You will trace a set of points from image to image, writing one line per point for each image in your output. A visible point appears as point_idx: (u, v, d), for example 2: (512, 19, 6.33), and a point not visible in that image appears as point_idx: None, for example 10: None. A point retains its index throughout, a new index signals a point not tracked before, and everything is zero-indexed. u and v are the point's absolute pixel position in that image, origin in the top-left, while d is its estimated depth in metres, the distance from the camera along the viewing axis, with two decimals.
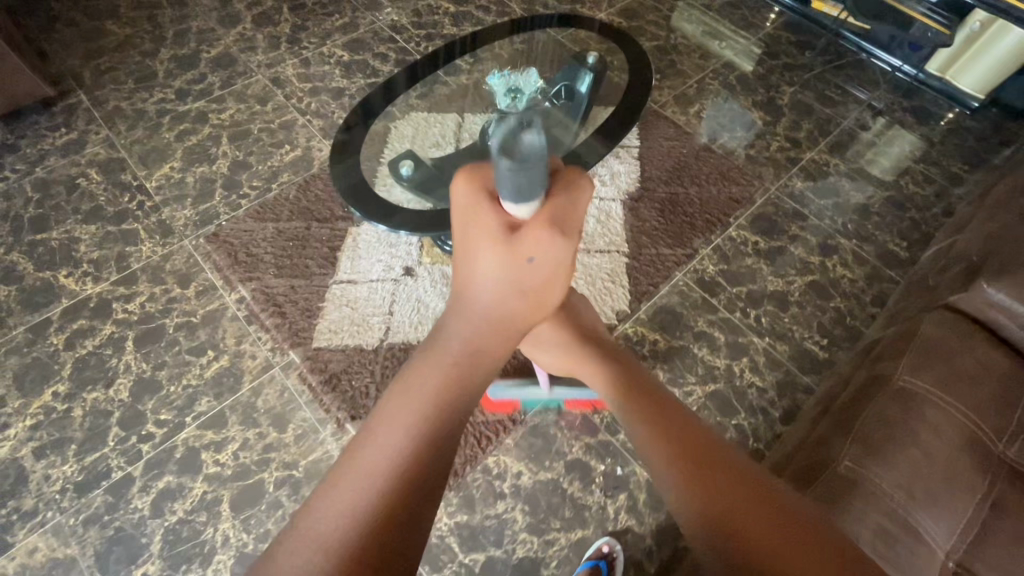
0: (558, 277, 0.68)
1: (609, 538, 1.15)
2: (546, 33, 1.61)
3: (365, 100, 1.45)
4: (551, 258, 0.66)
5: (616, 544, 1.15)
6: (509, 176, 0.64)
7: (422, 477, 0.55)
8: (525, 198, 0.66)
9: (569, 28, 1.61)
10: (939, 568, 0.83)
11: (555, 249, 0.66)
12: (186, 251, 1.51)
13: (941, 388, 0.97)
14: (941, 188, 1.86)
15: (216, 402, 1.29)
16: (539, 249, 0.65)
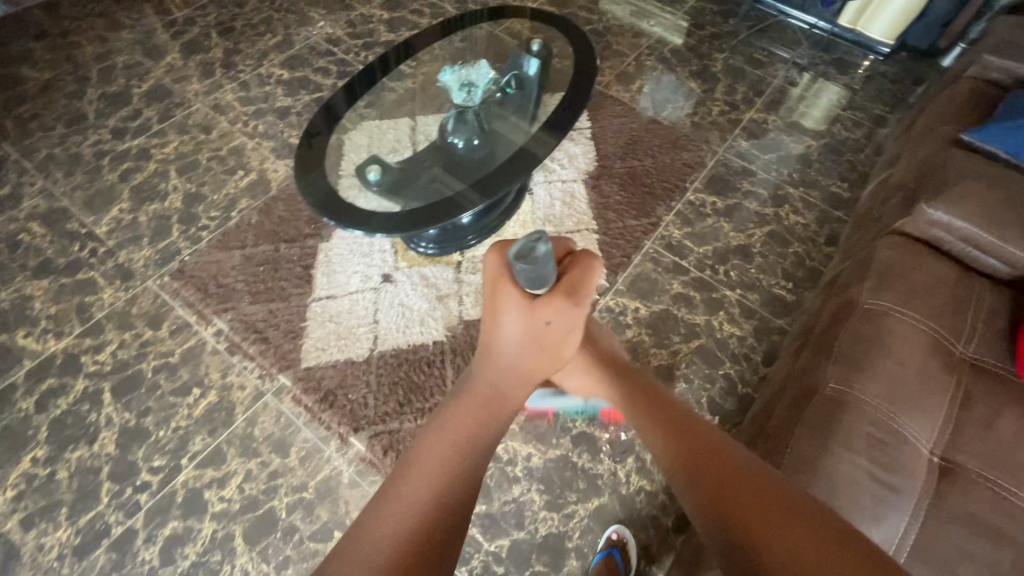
0: (565, 338, 0.71)
1: (617, 526, 1.18)
2: (481, 28, 1.64)
3: (310, 123, 1.41)
4: (569, 318, 0.69)
5: (624, 531, 1.17)
6: (526, 274, 0.64)
7: (447, 521, 0.54)
8: (541, 285, 0.66)
9: (503, 19, 1.63)
10: (926, 463, 0.91)
11: (574, 309, 0.68)
12: (152, 292, 1.45)
13: (903, 303, 1.05)
14: (870, 131, 2.00)
15: (211, 439, 1.25)
16: (556, 314, 0.68)
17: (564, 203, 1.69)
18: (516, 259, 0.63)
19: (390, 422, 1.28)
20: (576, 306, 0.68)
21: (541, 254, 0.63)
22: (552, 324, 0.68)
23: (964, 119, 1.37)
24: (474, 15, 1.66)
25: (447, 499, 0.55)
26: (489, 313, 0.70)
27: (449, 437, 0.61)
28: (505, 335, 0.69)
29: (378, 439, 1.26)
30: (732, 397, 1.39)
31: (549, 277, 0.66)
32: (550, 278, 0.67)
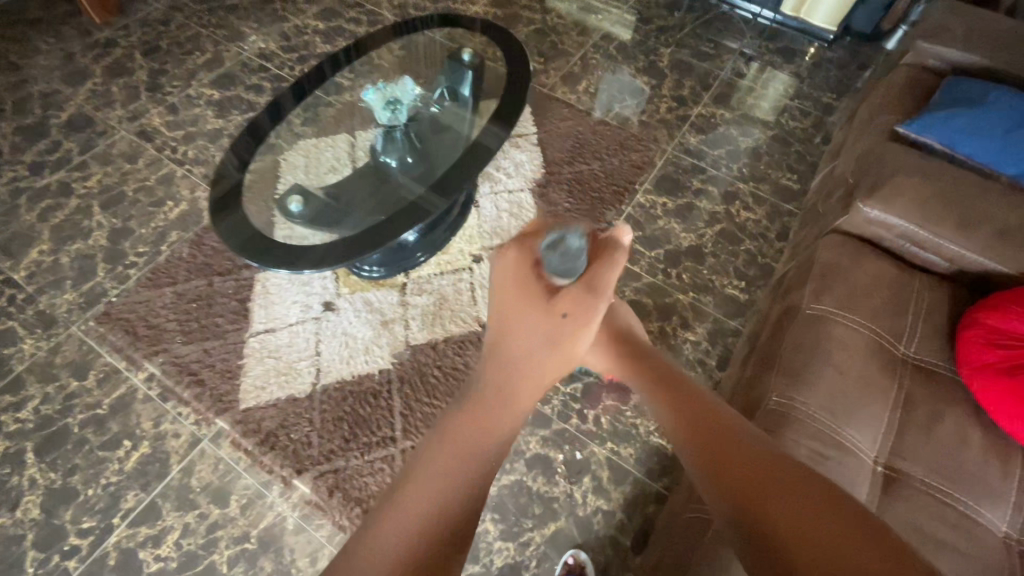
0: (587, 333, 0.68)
1: (574, 549, 1.15)
2: (427, 34, 1.57)
3: (251, 122, 1.39)
4: (585, 315, 0.67)
5: (581, 554, 1.14)
6: (556, 264, 0.69)
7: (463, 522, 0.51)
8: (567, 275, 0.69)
9: (430, 28, 1.58)
10: (870, 474, 0.89)
11: (591, 304, 0.67)
12: (76, 339, 1.37)
13: (843, 307, 1.04)
14: (818, 120, 1.99)
15: (145, 494, 1.19)
16: (576, 305, 0.67)
17: (512, 213, 1.64)
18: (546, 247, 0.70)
19: (335, 460, 1.23)
20: (595, 301, 0.67)
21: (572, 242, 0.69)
22: (569, 317, 0.67)
23: (902, 108, 1.35)
24: (428, 18, 1.60)
25: (456, 500, 0.52)
26: (506, 313, 0.68)
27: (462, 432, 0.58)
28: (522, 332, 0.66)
29: (323, 479, 1.20)
30: None
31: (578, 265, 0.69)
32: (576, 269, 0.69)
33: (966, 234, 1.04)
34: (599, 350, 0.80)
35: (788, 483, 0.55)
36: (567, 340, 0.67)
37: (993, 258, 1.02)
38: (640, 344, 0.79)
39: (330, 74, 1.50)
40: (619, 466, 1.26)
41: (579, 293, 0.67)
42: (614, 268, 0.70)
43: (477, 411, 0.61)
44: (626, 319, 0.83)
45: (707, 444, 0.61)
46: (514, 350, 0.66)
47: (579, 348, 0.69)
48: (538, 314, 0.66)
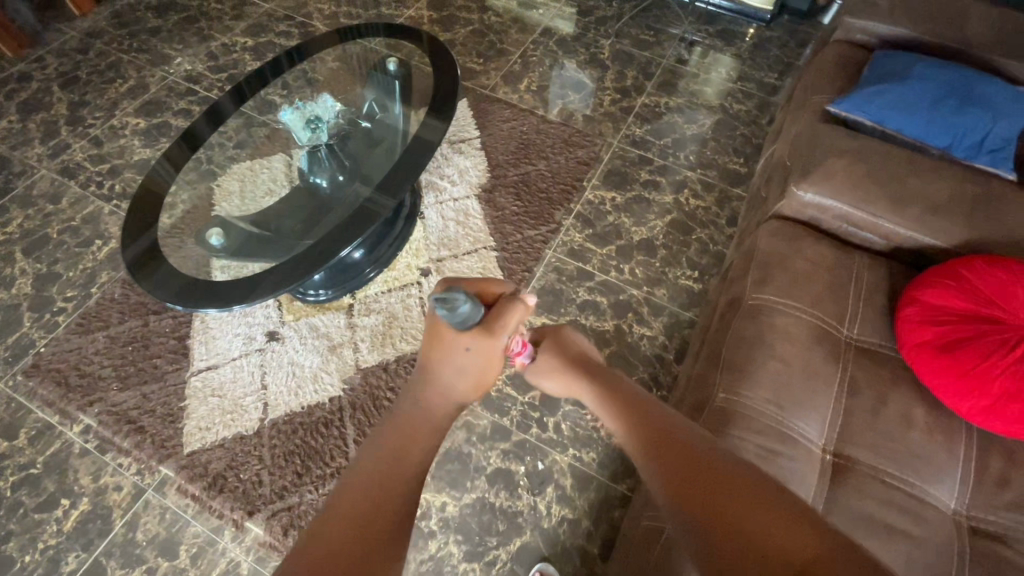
0: (491, 366, 0.72)
1: (541, 565, 1.12)
2: (361, 44, 1.51)
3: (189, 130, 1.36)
4: (487, 350, 0.70)
5: (549, 569, 1.12)
6: (455, 320, 0.67)
7: (397, 510, 0.56)
8: (473, 326, 0.68)
9: (371, 37, 1.52)
10: (819, 464, 0.88)
11: (492, 341, 0.70)
12: (4, 396, 1.29)
13: (784, 296, 1.03)
14: (762, 101, 1.99)
15: (87, 554, 1.12)
16: (477, 346, 0.69)
17: (459, 222, 1.60)
18: (436, 302, 0.64)
19: (289, 497, 1.18)
20: (494, 339, 0.70)
21: (464, 305, 0.65)
22: (473, 350, 0.70)
23: (833, 86, 1.35)
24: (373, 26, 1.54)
25: (392, 476, 0.58)
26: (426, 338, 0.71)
27: (398, 442, 0.62)
28: (444, 366, 0.70)
29: (277, 518, 1.15)
30: None
31: (478, 318, 0.68)
32: (473, 320, 0.68)
33: (898, 211, 1.04)
34: (559, 375, 0.82)
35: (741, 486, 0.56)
36: (475, 368, 0.71)
37: (926, 233, 1.02)
38: (596, 366, 0.81)
39: (257, 92, 1.45)
40: (582, 472, 1.24)
41: (481, 331, 0.69)
42: (519, 312, 0.72)
43: (410, 417, 0.67)
44: (578, 346, 0.85)
45: (657, 451, 0.64)
46: (435, 379, 0.71)
47: (489, 377, 0.74)
48: (452, 347, 0.70)
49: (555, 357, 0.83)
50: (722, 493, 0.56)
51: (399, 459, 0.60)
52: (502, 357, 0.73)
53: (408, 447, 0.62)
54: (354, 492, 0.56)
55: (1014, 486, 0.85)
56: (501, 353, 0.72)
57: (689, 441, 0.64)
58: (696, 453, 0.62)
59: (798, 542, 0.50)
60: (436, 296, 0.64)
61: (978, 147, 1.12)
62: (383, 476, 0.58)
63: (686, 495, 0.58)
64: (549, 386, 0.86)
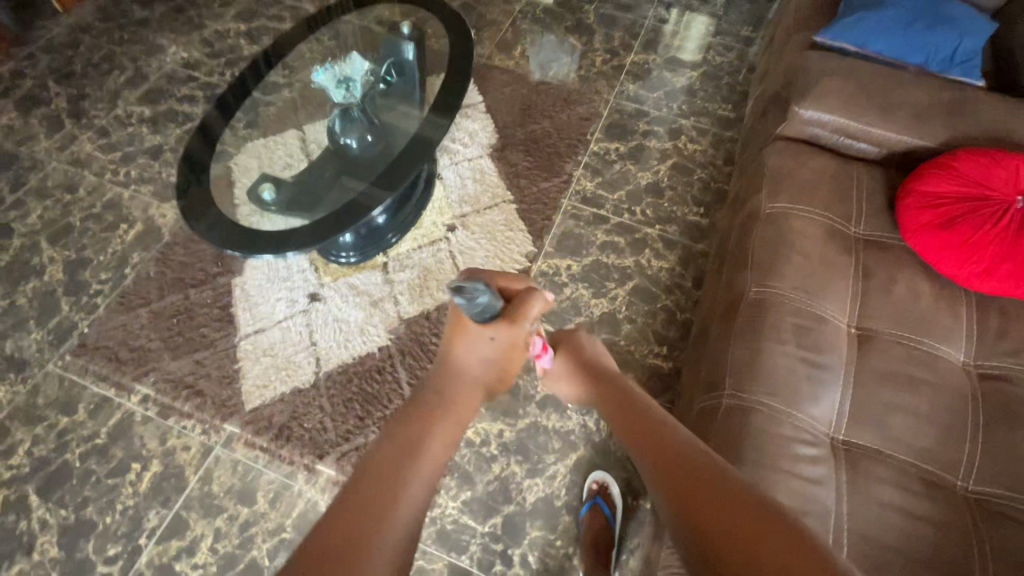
0: (510, 357, 0.72)
1: (600, 475, 1.19)
2: (343, 20, 1.59)
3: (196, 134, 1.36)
4: (510, 340, 0.70)
5: (606, 478, 1.19)
6: (473, 310, 0.65)
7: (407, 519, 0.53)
8: (492, 318, 0.67)
9: (341, 16, 1.60)
10: (847, 336, 1.00)
11: (517, 331, 0.69)
12: (55, 376, 1.31)
13: (797, 202, 1.14)
14: (741, 52, 2.12)
15: (167, 509, 1.17)
16: (496, 338, 0.69)
17: (475, 179, 1.68)
18: (454, 291, 0.63)
19: (355, 438, 1.24)
20: (521, 329, 0.69)
21: (483, 295, 0.64)
22: (496, 340, 0.69)
23: (814, 21, 1.47)
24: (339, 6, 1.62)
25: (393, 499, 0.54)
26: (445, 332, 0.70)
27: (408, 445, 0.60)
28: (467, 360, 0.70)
29: (347, 458, 1.22)
30: (674, 324, 1.46)
31: (496, 308, 0.67)
32: (492, 312, 0.67)
33: (890, 118, 1.16)
34: (572, 381, 0.87)
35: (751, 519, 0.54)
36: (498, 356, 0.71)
37: (916, 135, 1.15)
38: (610, 376, 0.83)
39: (260, 80, 1.48)
40: None
41: (501, 321, 0.68)
42: (538, 303, 0.72)
43: (428, 415, 0.64)
44: (592, 350, 0.89)
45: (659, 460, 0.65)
46: (459, 370, 0.70)
47: (510, 367, 0.74)
48: (473, 337, 0.69)
49: (571, 358, 0.88)
50: (726, 517, 0.55)
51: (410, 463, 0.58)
52: (525, 346, 0.72)
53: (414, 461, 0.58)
54: (348, 507, 0.52)
55: (1011, 335, 0.98)
56: (523, 344, 0.71)
57: (698, 464, 0.62)
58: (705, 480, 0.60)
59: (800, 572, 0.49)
60: (456, 284, 0.63)
61: (950, 61, 1.26)
62: (383, 491, 0.54)
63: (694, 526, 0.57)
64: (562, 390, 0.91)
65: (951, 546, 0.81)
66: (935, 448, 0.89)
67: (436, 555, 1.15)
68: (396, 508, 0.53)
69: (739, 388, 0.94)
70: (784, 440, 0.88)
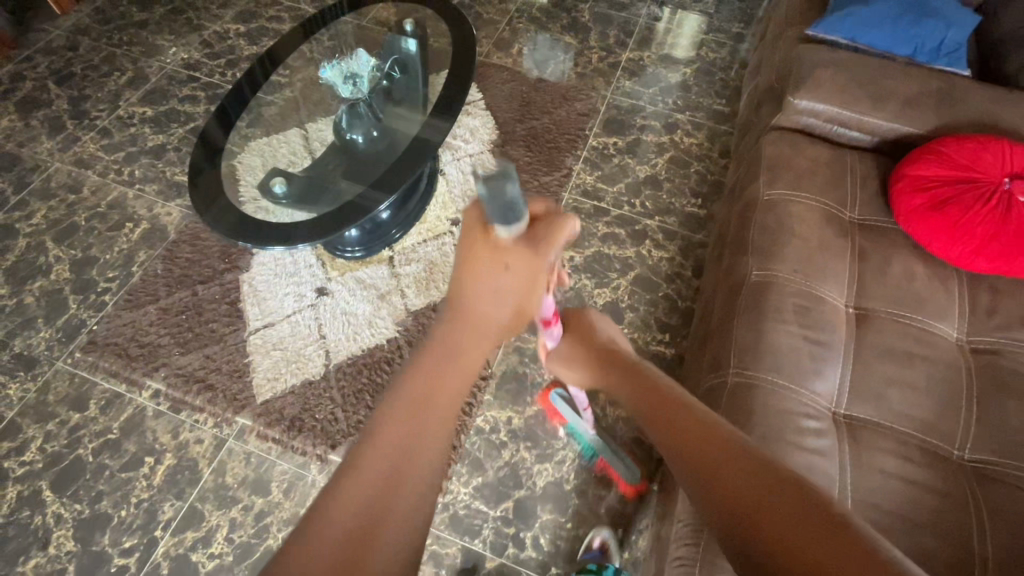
0: (531, 293, 0.65)
1: (608, 535, 1.15)
2: (340, 22, 1.61)
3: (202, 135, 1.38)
4: (530, 267, 0.64)
5: (611, 542, 1.15)
6: (498, 211, 0.62)
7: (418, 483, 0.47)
8: (515, 228, 0.63)
9: (338, 18, 1.62)
10: (846, 316, 1.03)
11: (537, 257, 0.64)
12: (65, 373, 1.32)
13: (794, 189, 1.18)
14: (733, 48, 2.17)
15: (182, 501, 1.18)
16: (516, 264, 0.63)
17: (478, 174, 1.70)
18: (481, 183, 0.60)
19: None
20: (543, 253, 0.64)
21: (512, 190, 0.60)
22: (512, 269, 0.63)
23: (804, 15, 1.51)
24: (334, 10, 1.63)
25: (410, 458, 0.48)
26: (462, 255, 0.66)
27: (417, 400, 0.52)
28: (484, 299, 0.63)
29: None
30: (676, 312, 1.49)
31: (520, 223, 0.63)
32: (515, 222, 0.63)
33: (881, 107, 1.20)
34: (584, 366, 0.86)
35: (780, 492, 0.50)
36: (516, 291, 0.63)
37: (906, 123, 1.19)
38: (620, 357, 0.82)
39: (260, 82, 1.50)
40: None
41: (523, 241, 0.64)
42: (567, 228, 0.67)
43: (437, 362, 0.57)
44: (605, 339, 0.88)
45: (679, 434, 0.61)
46: (471, 306, 0.62)
47: (530, 306, 0.66)
48: (490, 263, 0.63)
49: (582, 344, 0.88)
50: (761, 498, 0.50)
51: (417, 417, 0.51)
52: (546, 280, 0.66)
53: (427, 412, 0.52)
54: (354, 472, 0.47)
55: (1001, 311, 1.03)
56: (545, 274, 0.66)
57: (723, 437, 0.58)
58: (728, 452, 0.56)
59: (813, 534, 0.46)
60: (482, 180, 0.59)
61: (937, 52, 1.31)
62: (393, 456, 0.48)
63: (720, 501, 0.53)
64: (574, 376, 0.90)
65: (949, 510, 0.84)
66: (932, 419, 0.92)
67: (449, 540, 1.17)
68: (409, 470, 0.47)
69: (744, 367, 0.97)
70: (788, 415, 0.92)
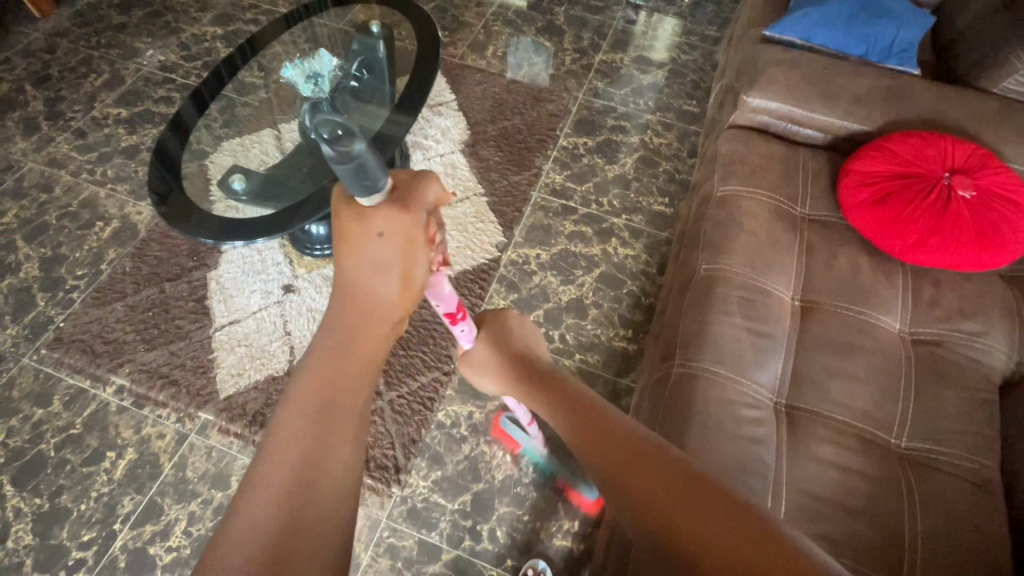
0: (416, 251, 0.58)
1: (534, 561, 1.14)
2: (321, 18, 1.64)
3: (170, 132, 1.38)
4: (405, 231, 0.57)
5: (540, 566, 1.13)
6: (358, 188, 0.55)
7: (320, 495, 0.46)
8: (376, 195, 0.56)
9: (320, 13, 1.65)
10: (790, 308, 1.05)
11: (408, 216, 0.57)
12: (30, 369, 1.33)
13: (747, 184, 1.20)
14: (706, 50, 2.20)
15: (141, 495, 1.19)
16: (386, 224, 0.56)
17: (448, 174, 1.73)
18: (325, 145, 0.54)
19: None
20: (412, 213, 0.57)
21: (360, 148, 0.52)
22: (383, 236, 0.56)
23: (765, 16, 1.54)
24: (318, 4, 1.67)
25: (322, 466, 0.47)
26: (341, 245, 0.57)
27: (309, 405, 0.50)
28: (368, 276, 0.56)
29: None
30: (640, 309, 1.51)
31: (381, 187, 0.56)
32: (373, 190, 0.56)
33: (832, 105, 1.23)
34: (501, 373, 0.83)
35: (665, 471, 0.55)
36: (393, 257, 0.56)
37: (856, 120, 1.22)
38: (541, 368, 0.79)
39: (232, 76, 1.51)
40: (590, 371, 1.41)
41: (387, 205, 0.57)
42: (433, 192, 0.60)
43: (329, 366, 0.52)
44: (521, 336, 0.86)
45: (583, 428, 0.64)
46: (352, 291, 0.57)
47: (418, 269, 0.59)
48: (360, 237, 0.56)
49: (499, 345, 0.85)
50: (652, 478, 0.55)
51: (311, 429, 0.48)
52: (427, 241, 0.59)
53: (332, 417, 0.49)
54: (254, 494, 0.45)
55: (942, 303, 1.05)
56: (425, 236, 0.59)
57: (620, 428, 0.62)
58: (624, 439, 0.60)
59: (727, 535, 0.49)
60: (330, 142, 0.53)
61: (888, 51, 1.34)
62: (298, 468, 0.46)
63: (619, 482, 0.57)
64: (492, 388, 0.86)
65: (880, 496, 0.87)
66: (869, 408, 0.94)
67: (406, 532, 1.18)
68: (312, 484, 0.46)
69: (688, 357, 0.99)
70: (728, 404, 0.93)
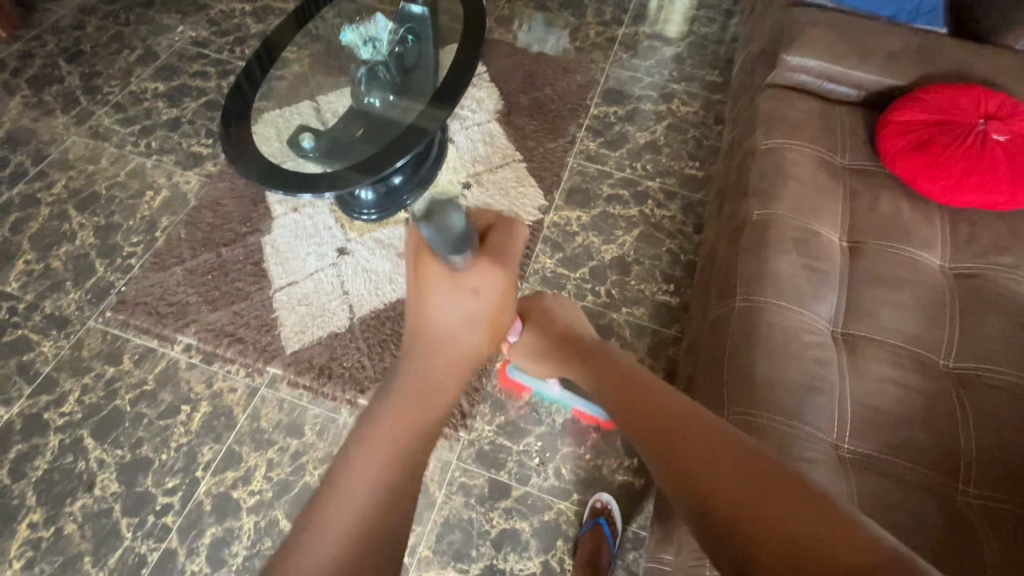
0: (506, 301, 0.66)
1: (600, 495, 1.20)
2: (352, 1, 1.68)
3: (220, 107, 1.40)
4: (494, 284, 0.64)
5: (607, 498, 1.19)
6: (446, 240, 0.62)
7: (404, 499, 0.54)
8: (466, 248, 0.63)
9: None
10: (839, 247, 1.13)
11: (499, 270, 0.65)
12: (97, 330, 1.37)
13: (790, 137, 1.27)
14: (724, 23, 2.27)
15: (220, 445, 1.24)
16: (482, 278, 0.63)
17: (486, 141, 1.77)
18: (422, 222, 0.63)
19: None
20: (504, 267, 0.65)
21: (455, 219, 0.63)
22: (479, 291, 0.63)
23: None
24: None
25: (417, 465, 0.56)
26: (419, 286, 0.64)
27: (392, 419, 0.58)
28: (450, 316, 0.63)
29: None
30: (679, 265, 1.58)
31: (471, 239, 0.64)
32: (467, 244, 0.63)
33: (868, 61, 1.30)
34: (548, 356, 0.97)
35: (729, 461, 0.60)
36: (479, 311, 0.64)
37: (890, 75, 1.29)
38: (595, 366, 0.86)
39: (274, 57, 1.52)
40: (637, 323, 1.48)
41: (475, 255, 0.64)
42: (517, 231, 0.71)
43: (415, 392, 0.60)
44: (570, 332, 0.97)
45: (643, 420, 0.70)
46: (433, 329, 0.63)
47: (499, 321, 0.67)
48: (449, 283, 0.63)
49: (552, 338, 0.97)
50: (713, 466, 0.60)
51: (402, 440, 0.57)
52: (511, 294, 0.66)
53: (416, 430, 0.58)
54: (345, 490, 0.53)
55: (979, 239, 1.13)
56: (512, 286, 0.66)
57: (680, 419, 0.67)
58: (687, 433, 0.65)
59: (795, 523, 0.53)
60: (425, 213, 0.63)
61: (916, 13, 1.42)
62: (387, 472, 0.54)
63: (678, 478, 0.62)
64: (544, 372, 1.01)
65: (935, 408, 0.95)
66: (919, 333, 1.02)
67: (476, 472, 1.24)
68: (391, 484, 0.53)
69: (750, 293, 1.06)
70: (791, 332, 1.00)
